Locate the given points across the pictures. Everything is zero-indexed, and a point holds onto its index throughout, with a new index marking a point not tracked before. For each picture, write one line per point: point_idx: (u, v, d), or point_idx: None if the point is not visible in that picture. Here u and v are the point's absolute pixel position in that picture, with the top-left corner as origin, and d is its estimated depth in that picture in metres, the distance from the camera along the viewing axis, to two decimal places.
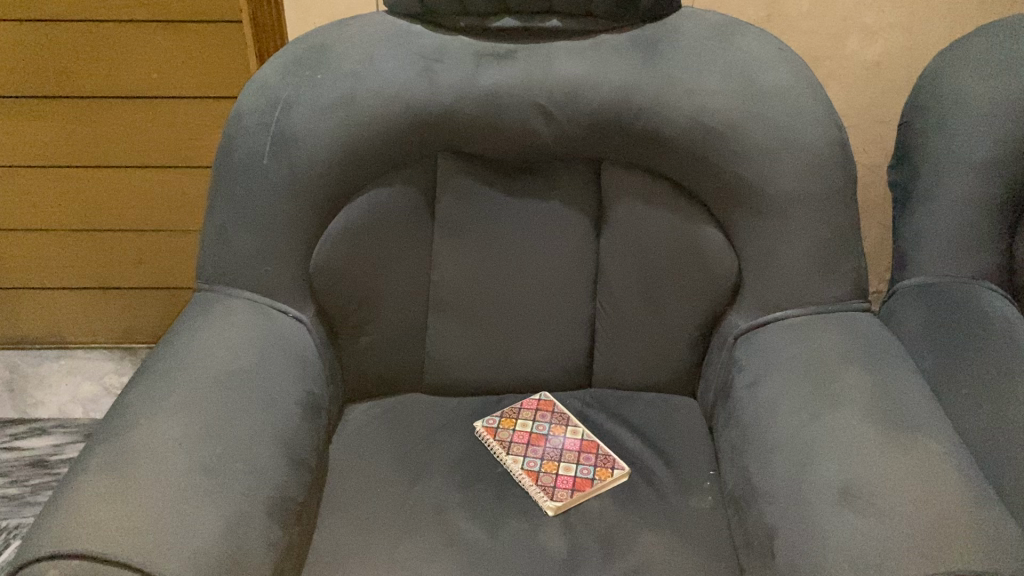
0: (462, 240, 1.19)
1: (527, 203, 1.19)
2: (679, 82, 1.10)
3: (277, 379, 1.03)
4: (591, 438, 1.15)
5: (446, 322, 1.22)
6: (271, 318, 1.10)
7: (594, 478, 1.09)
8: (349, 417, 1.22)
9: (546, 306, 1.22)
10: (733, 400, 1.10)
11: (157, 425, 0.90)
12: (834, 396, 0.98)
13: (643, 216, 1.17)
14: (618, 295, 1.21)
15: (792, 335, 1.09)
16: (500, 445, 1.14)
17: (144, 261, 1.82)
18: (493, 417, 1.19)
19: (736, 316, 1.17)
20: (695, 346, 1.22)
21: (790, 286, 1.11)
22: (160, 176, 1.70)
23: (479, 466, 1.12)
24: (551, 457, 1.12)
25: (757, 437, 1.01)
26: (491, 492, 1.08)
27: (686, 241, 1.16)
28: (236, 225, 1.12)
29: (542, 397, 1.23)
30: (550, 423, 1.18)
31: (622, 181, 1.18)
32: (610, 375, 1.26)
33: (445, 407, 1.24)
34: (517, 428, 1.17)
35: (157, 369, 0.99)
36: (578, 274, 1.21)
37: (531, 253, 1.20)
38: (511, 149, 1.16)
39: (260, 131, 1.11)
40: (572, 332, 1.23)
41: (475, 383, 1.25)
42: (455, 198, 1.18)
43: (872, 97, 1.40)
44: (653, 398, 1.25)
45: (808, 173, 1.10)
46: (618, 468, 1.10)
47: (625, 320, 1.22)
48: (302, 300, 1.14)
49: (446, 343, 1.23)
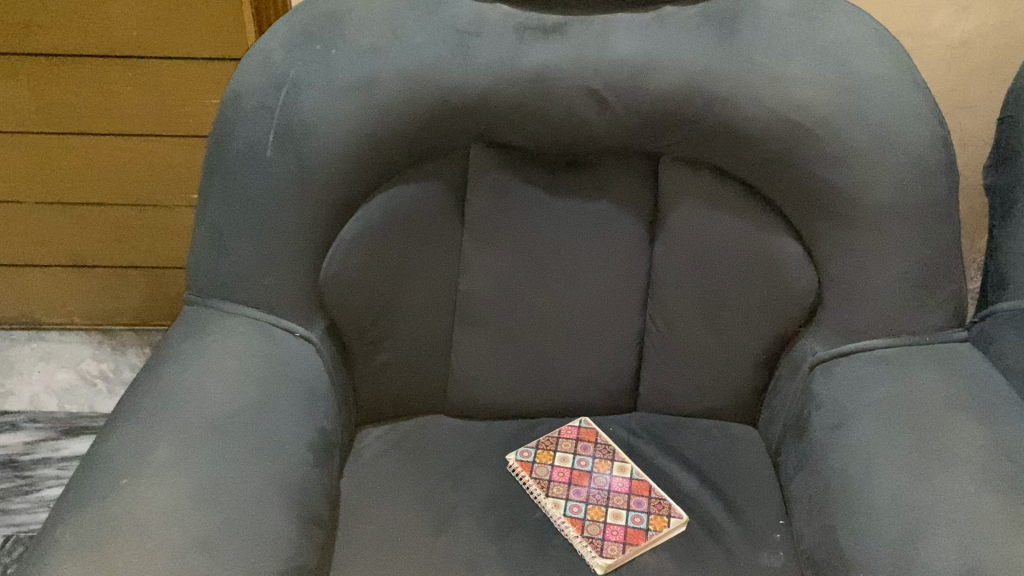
0: (496, 244, 1.03)
1: (574, 204, 1.02)
2: (761, 68, 0.93)
3: (284, 417, 0.86)
4: (641, 478, 1.01)
5: (476, 336, 1.06)
6: (275, 339, 0.94)
7: (648, 529, 0.95)
8: (362, 445, 1.06)
9: (591, 321, 1.06)
10: (810, 442, 0.96)
11: (143, 487, 0.74)
12: (943, 452, 0.83)
13: (707, 223, 1.02)
14: (674, 310, 1.06)
15: (882, 371, 0.94)
16: (538, 484, 1.00)
17: (126, 237, 1.64)
18: (528, 448, 1.05)
19: (812, 341, 1.01)
20: (759, 370, 1.07)
21: (880, 311, 0.96)
22: (142, 146, 1.51)
23: (515, 510, 0.98)
24: (597, 501, 0.98)
25: (846, 494, 0.87)
26: (532, 544, 0.94)
27: (757, 253, 1.01)
28: (233, 227, 0.94)
29: (582, 423, 1.08)
30: (593, 458, 1.03)
31: (683, 180, 1.01)
32: (659, 399, 1.11)
33: (471, 435, 1.08)
34: (556, 463, 1.02)
35: (141, 408, 0.83)
36: (628, 285, 1.05)
37: (576, 261, 1.04)
38: (557, 142, 0.98)
39: (263, 115, 0.93)
40: (618, 350, 1.08)
41: (506, 406, 1.10)
42: (488, 195, 1.01)
43: (956, 81, 1.23)
44: (707, 426, 1.10)
45: (909, 180, 0.93)
46: (674, 515, 0.96)
47: (681, 340, 1.07)
48: (311, 315, 0.98)
49: (476, 361, 1.07)
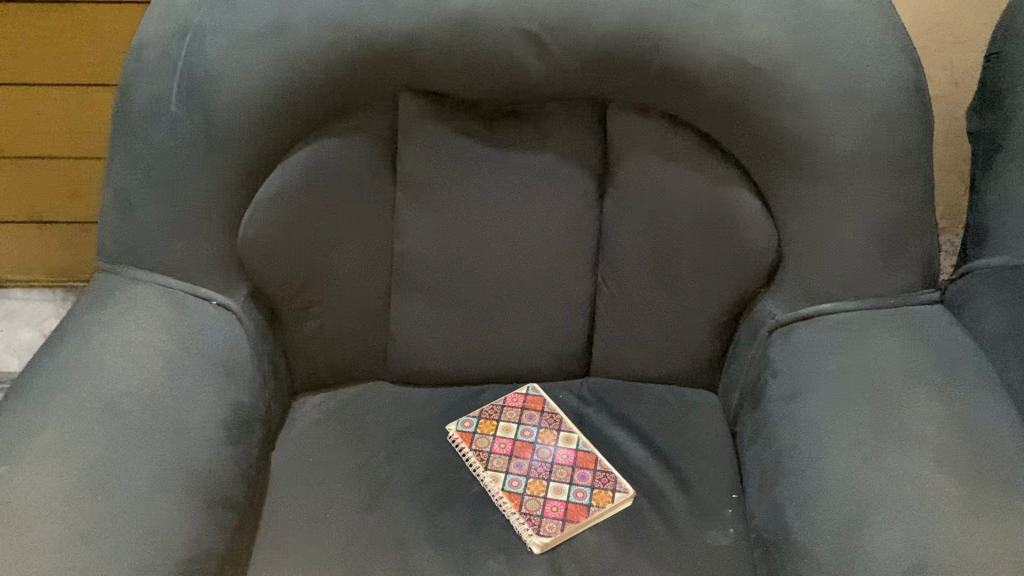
0: (431, 202, 0.95)
1: (514, 158, 0.94)
2: (711, 5, 0.84)
3: (192, 393, 0.81)
4: (587, 449, 0.95)
5: (416, 299, 1.00)
6: (188, 309, 0.88)
7: (590, 505, 0.90)
8: (296, 415, 1.00)
9: (537, 283, 0.99)
10: (765, 413, 0.89)
11: (24, 476, 0.69)
12: (899, 428, 0.77)
13: (659, 176, 0.94)
14: (626, 270, 0.99)
15: (843, 336, 0.87)
16: (477, 457, 0.94)
17: (81, 191, 1.58)
18: (469, 418, 0.99)
19: (772, 303, 0.94)
20: (718, 333, 1.00)
21: (843, 271, 0.88)
22: (87, 97, 1.44)
23: (451, 484, 0.93)
24: (538, 474, 0.93)
25: (796, 472, 0.81)
26: (466, 521, 0.89)
27: (713, 208, 0.93)
28: (140, 188, 0.87)
29: (529, 390, 1.02)
30: (538, 428, 0.97)
31: (632, 128, 0.93)
32: (613, 364, 1.04)
33: (413, 403, 1.02)
34: (498, 433, 0.97)
35: (32, 386, 0.77)
36: (576, 244, 0.98)
37: (518, 219, 0.96)
38: (492, 90, 0.90)
39: (167, 66, 0.86)
40: (568, 312, 1.01)
41: (450, 372, 1.04)
42: (420, 149, 0.94)
43: (945, 13, 1.12)
44: (663, 392, 1.03)
45: (873, 129, 0.85)
46: (620, 490, 0.91)
47: (634, 302, 1.00)
48: (230, 281, 0.91)
49: (416, 326, 1.01)
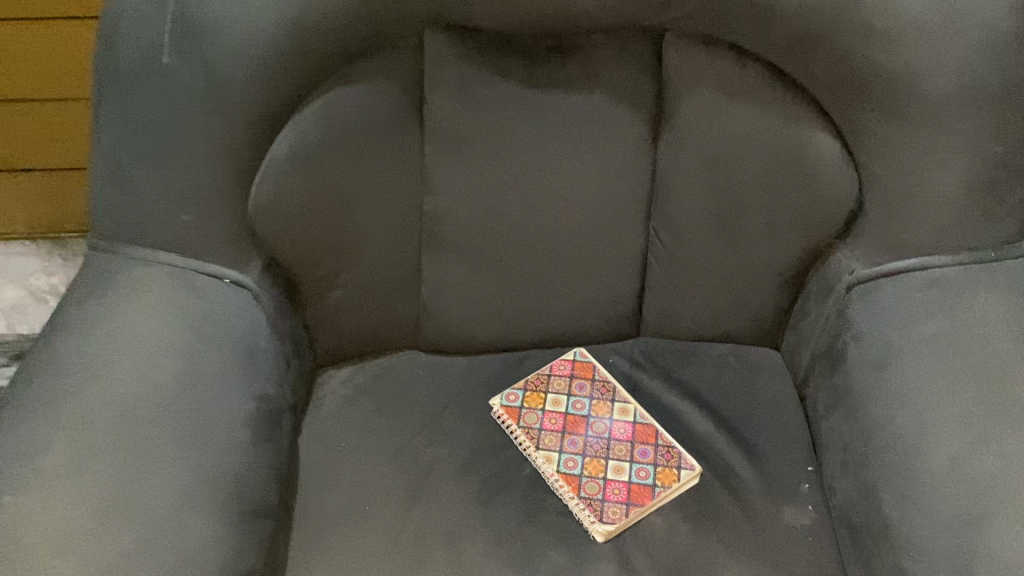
0: (465, 154, 0.84)
1: (559, 100, 0.83)
2: None
3: (213, 390, 0.72)
4: (646, 422, 0.87)
5: (449, 262, 0.89)
6: (200, 291, 0.77)
7: (655, 486, 0.82)
8: (322, 394, 0.91)
9: (584, 240, 0.89)
10: (847, 381, 0.81)
11: (32, 506, 0.60)
12: (1015, 407, 0.70)
13: (723, 116, 0.83)
14: (684, 223, 0.88)
15: (938, 296, 0.78)
16: (527, 435, 0.86)
17: (58, 137, 1.42)
18: (514, 390, 0.90)
19: (850, 256, 0.84)
20: (785, 289, 0.90)
21: (937, 225, 0.80)
22: (58, 31, 1.29)
23: (500, 466, 0.85)
24: (595, 452, 0.84)
25: (891, 452, 0.73)
26: (521, 508, 0.82)
27: (785, 152, 0.83)
28: (135, 153, 0.76)
29: (576, 356, 0.93)
30: (590, 400, 0.89)
31: (693, 63, 0.82)
32: (667, 323, 0.95)
33: (450, 375, 0.93)
34: (547, 407, 0.88)
35: (30, 394, 0.68)
36: (627, 195, 0.87)
37: (564, 171, 0.85)
38: (533, 23, 0.78)
39: (157, 9, 0.73)
40: (618, 271, 0.91)
41: (489, 340, 0.94)
42: (451, 94, 0.82)
43: None
44: (723, 353, 0.95)
45: (972, 58, 0.75)
46: (685, 467, 0.83)
47: (692, 257, 0.90)
48: (244, 254, 0.81)
49: (450, 292, 0.91)
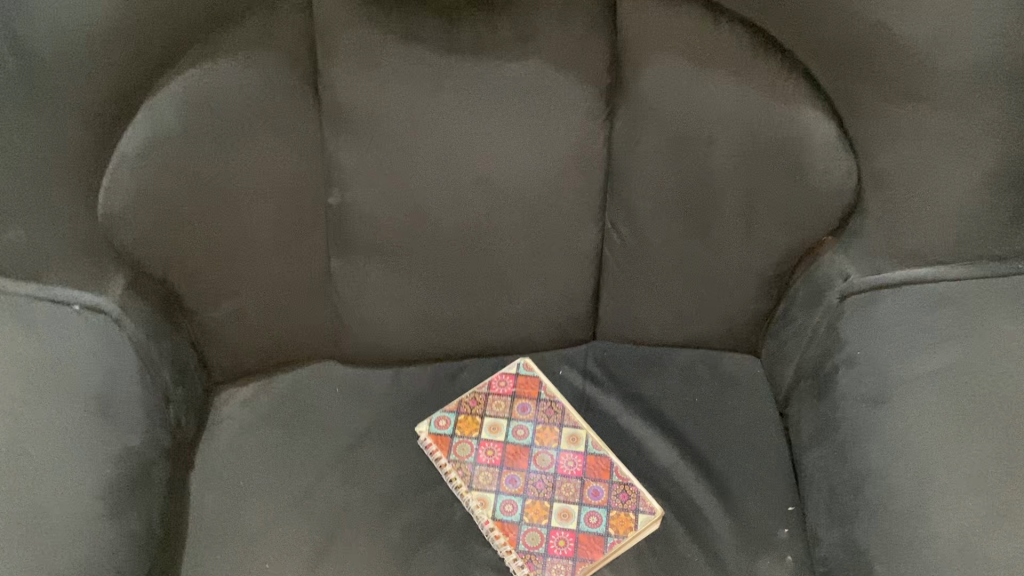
0: (375, 140, 0.68)
1: (488, 71, 0.66)
2: None
3: (54, 456, 0.59)
4: (599, 453, 0.74)
5: (363, 266, 0.74)
6: (47, 329, 0.64)
7: (607, 535, 0.69)
8: (219, 419, 0.77)
9: (525, 238, 0.73)
10: (837, 412, 0.67)
11: None
12: None
13: (693, 89, 0.67)
14: (646, 216, 0.73)
15: (949, 317, 0.65)
16: (458, 471, 0.73)
17: None
18: (445, 414, 0.77)
19: (844, 259, 0.70)
20: (767, 293, 0.76)
21: (946, 227, 0.66)
22: None
23: (426, 509, 0.72)
24: (538, 493, 0.72)
25: (887, 512, 0.60)
26: (449, 563, 0.69)
27: (769, 134, 0.67)
28: None
29: (520, 369, 0.80)
30: (534, 425, 0.76)
31: (656, 21, 0.65)
32: (627, 328, 0.80)
33: (372, 394, 0.79)
34: (483, 435, 0.75)
35: None
36: (577, 185, 0.72)
37: (498, 157, 0.69)
38: None
39: None
40: (568, 272, 0.76)
41: (418, 351, 0.80)
42: (352, 66, 0.65)
43: None
44: (693, 361, 0.81)
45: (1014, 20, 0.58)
46: (643, 510, 0.71)
47: (656, 255, 0.75)
48: (102, 270, 0.67)
49: (367, 301, 0.75)
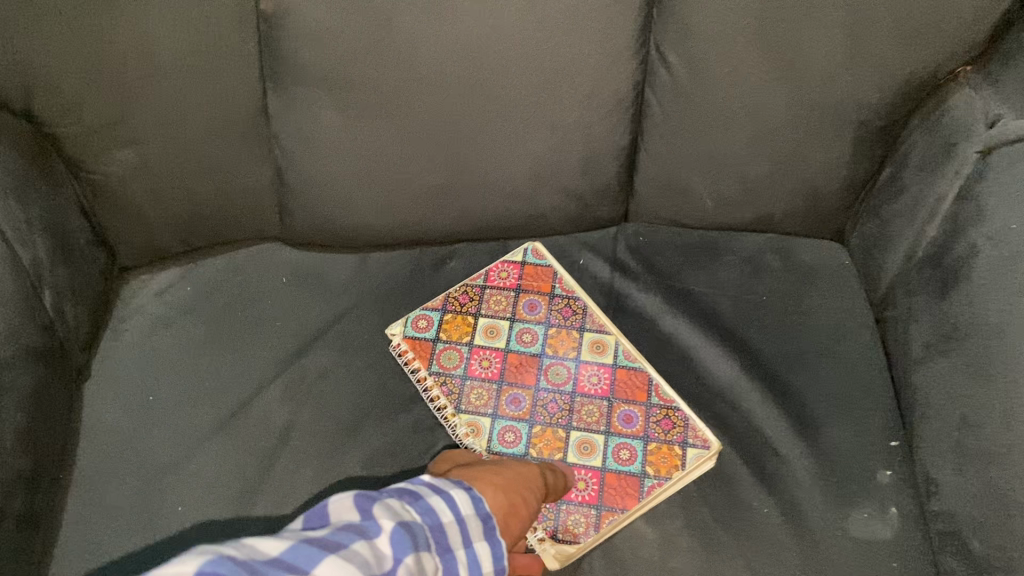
0: None
1: None
2: None
3: None
4: (633, 367, 0.56)
5: (314, 107, 0.53)
6: None
7: (643, 478, 0.52)
8: (126, 314, 0.58)
9: (537, 70, 0.52)
10: (976, 312, 0.48)
11: None
12: None
13: None
14: (708, 41, 0.51)
15: None
16: (443, 389, 0.55)
17: None
18: (428, 314, 0.59)
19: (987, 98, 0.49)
20: (866, 153, 0.56)
21: None
22: None
23: (398, 437, 0.53)
24: (549, 418, 0.55)
25: None
26: None
27: None
28: None
29: (527, 257, 0.61)
30: (545, 329, 0.58)
31: None
32: (670, 204, 0.60)
33: (329, 285, 0.60)
34: (476, 343, 0.58)
35: None
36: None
37: None
38: None
39: None
40: (595, 123, 0.55)
41: (390, 231, 0.60)
42: None
43: None
44: (755, 249, 0.61)
45: None
46: (694, 444, 0.53)
47: (718, 97, 0.54)
48: None
49: (323, 159, 0.55)
